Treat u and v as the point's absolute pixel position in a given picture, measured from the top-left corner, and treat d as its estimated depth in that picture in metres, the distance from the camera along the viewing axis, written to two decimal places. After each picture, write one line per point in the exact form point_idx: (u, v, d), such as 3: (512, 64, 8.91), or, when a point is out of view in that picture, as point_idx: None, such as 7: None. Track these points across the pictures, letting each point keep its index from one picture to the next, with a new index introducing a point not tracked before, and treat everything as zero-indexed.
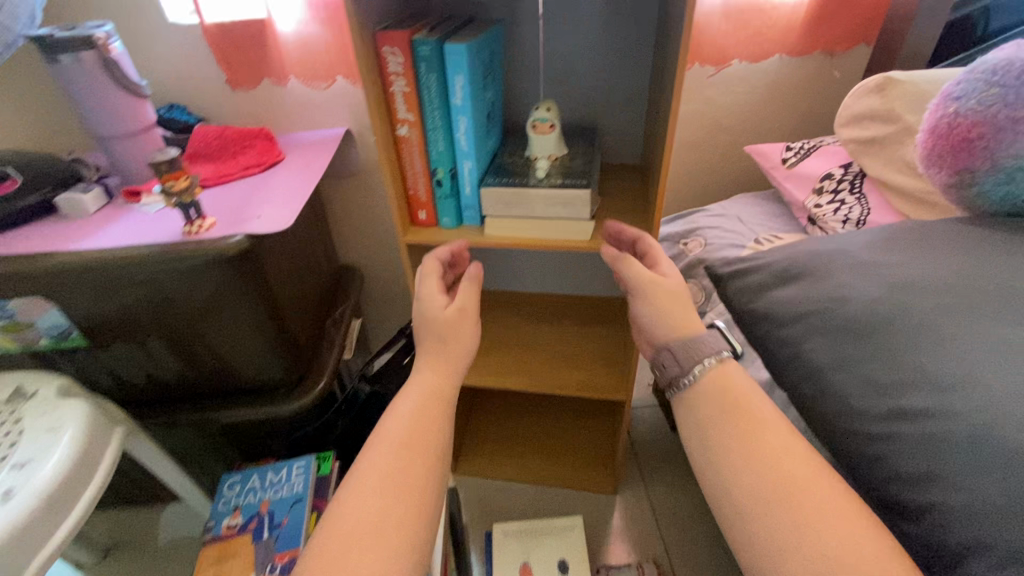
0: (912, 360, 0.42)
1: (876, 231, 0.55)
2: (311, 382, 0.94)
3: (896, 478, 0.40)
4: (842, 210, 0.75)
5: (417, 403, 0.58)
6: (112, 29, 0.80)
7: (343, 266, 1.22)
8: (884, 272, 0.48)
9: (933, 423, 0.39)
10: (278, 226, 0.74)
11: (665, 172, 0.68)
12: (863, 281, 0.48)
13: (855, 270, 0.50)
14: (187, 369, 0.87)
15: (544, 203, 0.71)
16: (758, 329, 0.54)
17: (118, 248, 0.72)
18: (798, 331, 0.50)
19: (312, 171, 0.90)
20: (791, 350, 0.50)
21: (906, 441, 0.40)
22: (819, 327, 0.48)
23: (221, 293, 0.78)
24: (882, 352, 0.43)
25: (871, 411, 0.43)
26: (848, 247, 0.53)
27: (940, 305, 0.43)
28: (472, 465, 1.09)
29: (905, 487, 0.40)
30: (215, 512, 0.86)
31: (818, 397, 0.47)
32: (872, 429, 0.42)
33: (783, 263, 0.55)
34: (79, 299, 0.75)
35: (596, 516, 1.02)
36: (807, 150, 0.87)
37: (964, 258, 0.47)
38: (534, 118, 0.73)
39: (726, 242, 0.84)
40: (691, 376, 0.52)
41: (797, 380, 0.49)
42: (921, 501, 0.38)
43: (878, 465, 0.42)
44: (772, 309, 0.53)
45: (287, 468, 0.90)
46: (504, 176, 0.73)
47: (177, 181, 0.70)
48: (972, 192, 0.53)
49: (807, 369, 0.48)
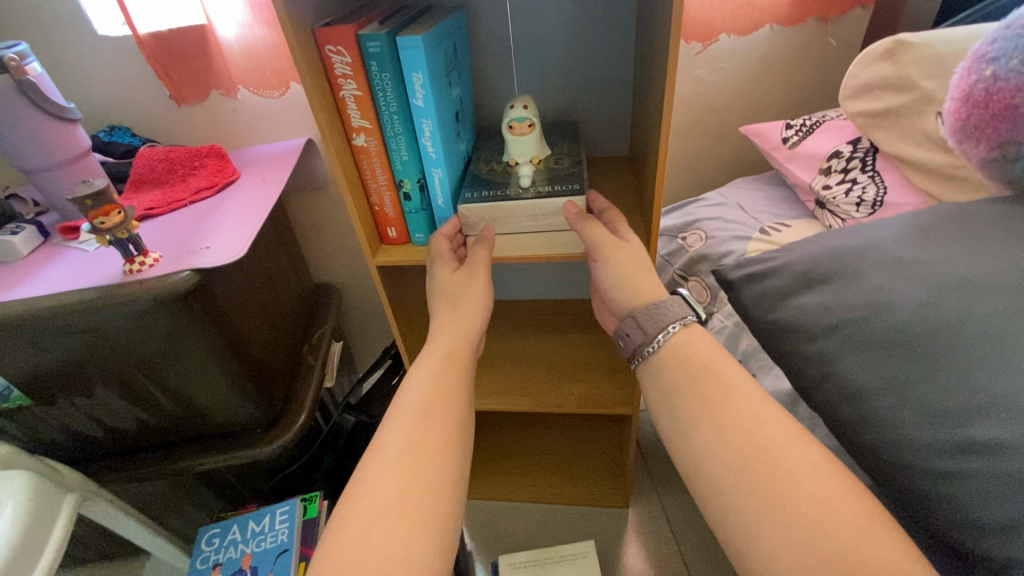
0: (976, 378, 0.35)
1: (908, 219, 0.48)
2: (289, 419, 0.86)
3: (968, 526, 0.33)
4: (856, 191, 0.68)
5: (405, 449, 0.47)
6: (26, 48, 0.71)
7: (319, 286, 1.14)
8: (928, 270, 0.41)
9: (1011, 460, 0.32)
10: (229, 256, 0.66)
11: (661, 165, 0.60)
12: (903, 282, 0.41)
13: (891, 270, 0.42)
14: (148, 418, 0.79)
15: (532, 214, 0.63)
16: (781, 341, 0.47)
17: (50, 295, 0.64)
18: (830, 344, 0.43)
19: (270, 189, 0.82)
20: (824, 367, 0.43)
21: (978, 481, 0.33)
22: (856, 340, 0.41)
23: (173, 334, 0.69)
24: (937, 371, 0.36)
25: (929, 443, 0.36)
26: (878, 241, 0.46)
27: (1002, 309, 0.36)
28: (473, 489, 1.02)
29: (981, 537, 0.33)
30: (193, 571, 0.78)
31: (861, 424, 0.40)
32: (931, 464, 0.35)
33: (804, 263, 0.48)
34: (12, 355, 0.67)
35: (609, 533, 0.96)
36: (810, 127, 0.80)
37: (1022, 247, 0.40)
38: (510, 118, 0.65)
39: (730, 234, 0.77)
40: (656, 343, 0.51)
41: (833, 403, 0.42)
42: (1003, 555, 0.32)
43: (943, 508, 0.35)
44: (797, 318, 0.46)
45: (270, 515, 0.82)
46: (483, 189, 0.65)
47: (109, 216, 0.62)
48: (1016, 168, 0.45)
49: (843, 390, 0.41)
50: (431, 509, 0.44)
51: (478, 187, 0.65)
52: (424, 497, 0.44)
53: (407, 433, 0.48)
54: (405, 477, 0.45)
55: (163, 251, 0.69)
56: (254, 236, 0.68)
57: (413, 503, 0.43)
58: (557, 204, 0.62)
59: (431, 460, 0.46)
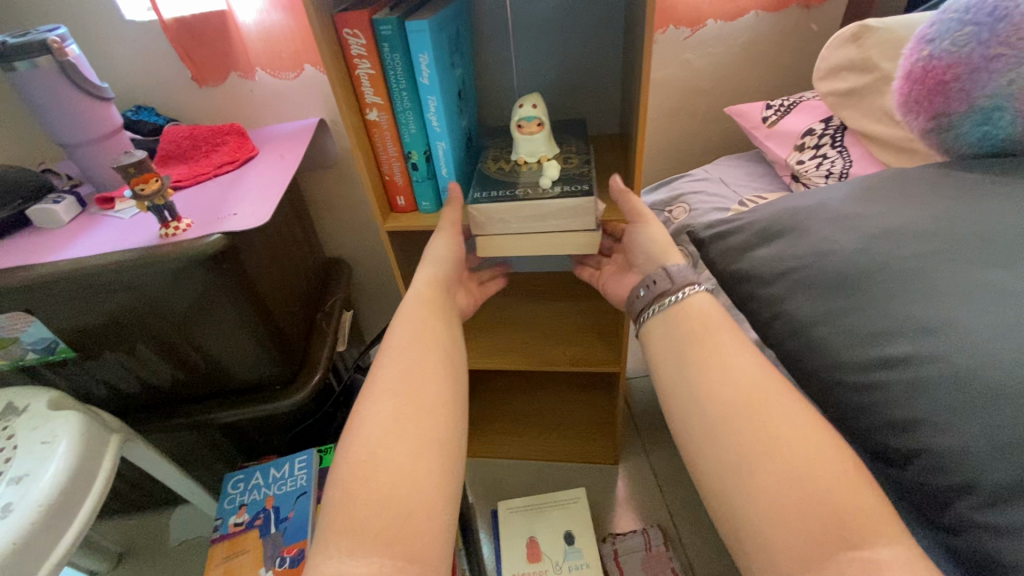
0: (892, 306, 0.42)
1: (856, 182, 0.55)
2: (305, 376, 0.93)
3: (883, 426, 0.41)
4: (825, 164, 0.75)
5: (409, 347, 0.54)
6: (65, 32, 0.77)
7: (330, 259, 1.21)
8: (864, 222, 0.48)
9: (916, 369, 0.39)
10: (254, 221, 0.73)
11: (643, 140, 0.67)
12: (842, 233, 0.48)
13: (834, 223, 0.49)
14: (179, 372, 0.87)
15: (552, 212, 0.69)
16: (742, 289, 0.54)
17: (95, 256, 0.71)
18: (781, 288, 0.50)
19: (287, 163, 0.89)
20: (775, 308, 0.50)
21: (891, 389, 0.40)
22: (801, 283, 0.48)
23: (204, 291, 0.76)
24: (864, 303, 0.43)
25: (855, 362, 0.43)
26: (827, 200, 0.53)
27: (919, 252, 0.43)
28: (474, 447, 1.10)
29: (892, 434, 0.40)
30: (221, 511, 0.85)
31: (804, 353, 0.47)
32: (856, 380, 0.42)
33: (764, 221, 0.55)
34: (60, 310, 0.74)
35: (600, 486, 1.04)
36: (787, 107, 0.86)
37: (943, 202, 0.47)
38: (519, 117, 0.72)
39: (711, 206, 0.84)
40: (681, 290, 0.57)
41: (784, 337, 0.49)
42: (908, 445, 0.39)
43: (865, 415, 0.42)
44: (755, 268, 0.52)
45: (289, 463, 0.89)
46: (495, 189, 0.71)
47: (148, 184, 0.69)
48: (950, 136, 0.52)
49: (790, 325, 0.48)
50: (442, 390, 0.52)
51: (489, 187, 0.72)
52: (436, 388, 0.51)
53: (415, 344, 0.55)
54: (415, 372, 0.52)
55: (194, 218, 0.76)
56: (276, 204, 0.75)
57: (429, 394, 0.50)
58: (569, 201, 0.69)
59: (439, 363, 0.54)
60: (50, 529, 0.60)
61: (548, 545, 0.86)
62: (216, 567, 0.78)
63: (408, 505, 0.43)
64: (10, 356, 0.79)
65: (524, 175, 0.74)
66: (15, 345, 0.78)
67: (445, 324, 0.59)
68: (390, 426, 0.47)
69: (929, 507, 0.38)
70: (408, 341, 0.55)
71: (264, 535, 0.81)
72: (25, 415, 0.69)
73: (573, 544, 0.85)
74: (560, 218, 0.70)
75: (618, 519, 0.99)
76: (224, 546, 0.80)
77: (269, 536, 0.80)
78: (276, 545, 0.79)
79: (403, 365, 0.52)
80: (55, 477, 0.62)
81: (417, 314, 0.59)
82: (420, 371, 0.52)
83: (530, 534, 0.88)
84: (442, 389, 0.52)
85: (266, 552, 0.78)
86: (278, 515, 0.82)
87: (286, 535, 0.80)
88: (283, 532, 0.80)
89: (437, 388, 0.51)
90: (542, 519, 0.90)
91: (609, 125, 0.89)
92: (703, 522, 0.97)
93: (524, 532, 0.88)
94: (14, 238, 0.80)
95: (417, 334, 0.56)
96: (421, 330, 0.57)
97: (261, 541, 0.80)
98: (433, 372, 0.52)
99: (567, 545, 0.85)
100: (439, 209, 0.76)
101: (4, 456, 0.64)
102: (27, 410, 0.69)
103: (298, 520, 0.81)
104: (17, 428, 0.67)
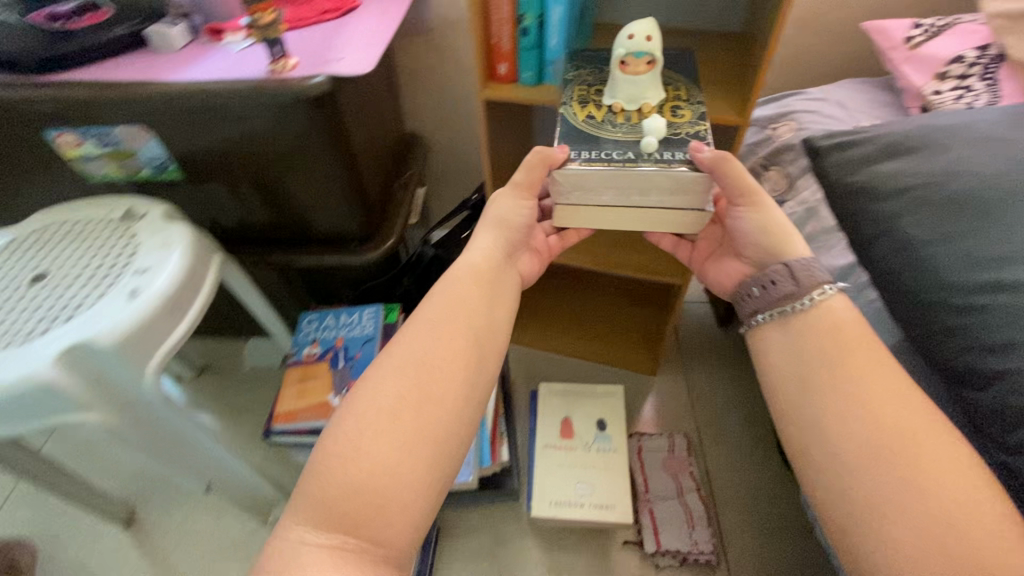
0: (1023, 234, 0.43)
1: (1011, 109, 0.51)
2: (381, 238, 0.98)
3: (972, 345, 0.43)
4: (965, 99, 0.68)
5: (432, 339, 0.52)
6: None
7: (410, 132, 1.22)
8: (1007, 150, 0.47)
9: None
10: (362, 67, 0.74)
11: (776, 39, 0.62)
12: (985, 157, 0.47)
13: (974, 147, 0.49)
14: (269, 212, 0.93)
15: (650, 185, 0.62)
16: (851, 206, 0.53)
17: (210, 81, 0.74)
18: (899, 205, 0.50)
19: (390, 18, 0.87)
20: (886, 224, 0.50)
21: (997, 311, 0.42)
22: (925, 202, 0.48)
23: (307, 135, 0.79)
24: (992, 228, 0.44)
25: (963, 283, 0.44)
26: (969, 125, 0.51)
27: None
28: (521, 335, 1.16)
29: (982, 353, 0.42)
30: (297, 341, 0.95)
31: (907, 272, 0.48)
32: (959, 300, 0.44)
33: (894, 136, 0.53)
34: (175, 131, 0.79)
35: (635, 391, 1.09)
36: (939, 28, 0.76)
37: None
38: (626, 51, 0.62)
39: (823, 127, 0.79)
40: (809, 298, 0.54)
41: (884, 256, 0.50)
42: (998, 364, 0.41)
43: (956, 334, 0.44)
44: (876, 182, 0.52)
45: (359, 312, 0.97)
46: (590, 150, 0.63)
47: (264, 14, 0.70)
48: None
49: (896, 242, 0.49)
50: (455, 394, 0.49)
51: (585, 146, 0.63)
52: (454, 374, 0.50)
53: (434, 322, 0.53)
54: (427, 363, 0.50)
55: (300, 57, 0.77)
56: (382, 54, 0.75)
57: (446, 379, 0.49)
58: (678, 174, 0.60)
59: (457, 359, 0.51)
60: (168, 317, 0.68)
61: (581, 427, 0.93)
62: (290, 385, 0.89)
63: (381, 494, 0.43)
64: (128, 168, 0.86)
65: (621, 125, 0.65)
66: (132, 158, 0.84)
67: (482, 296, 0.57)
68: (394, 407, 0.47)
69: (996, 421, 0.42)
70: (431, 327, 0.53)
71: (333, 367, 0.90)
72: (145, 220, 0.76)
73: (604, 430, 0.92)
74: (662, 194, 0.63)
75: (648, 422, 1.05)
76: (299, 370, 0.90)
77: (337, 369, 0.90)
78: (343, 378, 0.89)
79: (416, 346, 0.51)
80: (173, 274, 0.70)
81: (456, 287, 0.57)
82: (435, 354, 0.51)
83: (566, 415, 0.94)
84: (463, 372, 0.51)
85: (335, 382, 0.88)
86: (346, 354, 0.91)
87: (353, 371, 0.89)
88: (350, 368, 0.89)
89: (459, 373, 0.50)
90: (578, 404, 0.96)
91: (731, 23, 0.83)
92: (727, 439, 1.02)
93: (560, 413, 0.95)
94: (130, 56, 0.82)
95: (447, 308, 0.54)
96: (451, 303, 0.55)
97: (330, 371, 0.89)
98: (454, 352, 0.51)
99: (599, 430, 0.92)
100: (539, 84, 0.74)
101: (129, 251, 0.72)
102: (146, 217, 0.77)
103: (364, 361, 0.90)
104: (139, 229, 0.75)
